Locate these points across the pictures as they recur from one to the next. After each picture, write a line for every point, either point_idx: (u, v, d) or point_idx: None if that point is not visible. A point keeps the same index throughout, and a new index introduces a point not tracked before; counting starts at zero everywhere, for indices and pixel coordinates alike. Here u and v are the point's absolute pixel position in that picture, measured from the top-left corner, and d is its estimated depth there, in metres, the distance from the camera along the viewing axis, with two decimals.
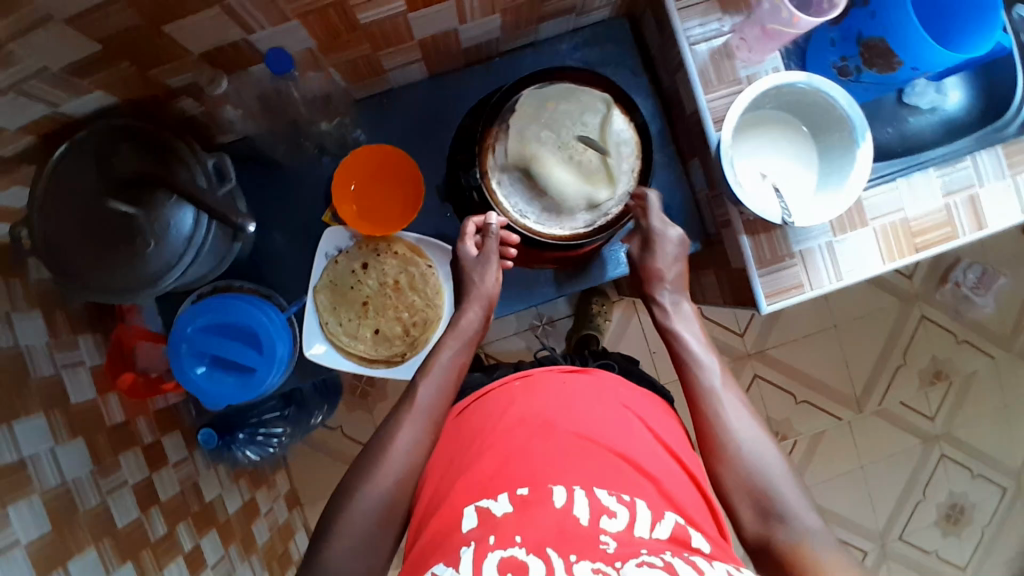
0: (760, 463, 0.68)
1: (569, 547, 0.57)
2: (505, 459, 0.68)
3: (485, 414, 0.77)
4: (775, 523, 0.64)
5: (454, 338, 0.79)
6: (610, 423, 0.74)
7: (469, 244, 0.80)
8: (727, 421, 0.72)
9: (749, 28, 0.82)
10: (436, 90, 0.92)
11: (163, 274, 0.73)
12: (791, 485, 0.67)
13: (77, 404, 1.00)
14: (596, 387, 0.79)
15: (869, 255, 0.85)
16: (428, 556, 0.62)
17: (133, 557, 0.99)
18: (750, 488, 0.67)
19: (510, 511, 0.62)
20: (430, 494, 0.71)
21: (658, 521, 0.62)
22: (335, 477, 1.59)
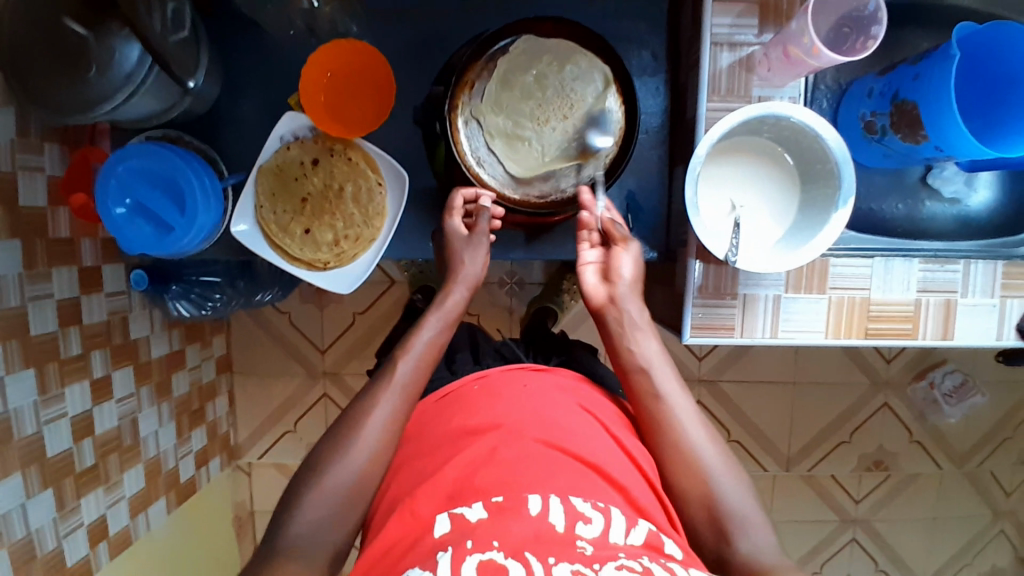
0: (720, 473, 0.67)
1: (546, 550, 0.54)
2: (472, 464, 0.64)
3: (450, 414, 0.72)
4: (735, 537, 0.64)
5: (436, 315, 0.75)
6: (574, 430, 0.68)
7: (458, 221, 0.76)
8: (681, 424, 0.70)
9: (773, 48, 0.73)
10: (445, 6, 0.86)
11: (96, 104, 0.70)
12: (745, 493, 0.67)
13: (19, 208, 1.02)
14: (560, 392, 0.74)
15: (815, 323, 0.81)
16: (399, 560, 0.59)
17: (37, 366, 1.06)
18: (706, 501, 0.66)
19: (485, 518, 0.58)
20: (397, 494, 0.67)
21: (632, 526, 0.59)
22: (271, 359, 1.60)
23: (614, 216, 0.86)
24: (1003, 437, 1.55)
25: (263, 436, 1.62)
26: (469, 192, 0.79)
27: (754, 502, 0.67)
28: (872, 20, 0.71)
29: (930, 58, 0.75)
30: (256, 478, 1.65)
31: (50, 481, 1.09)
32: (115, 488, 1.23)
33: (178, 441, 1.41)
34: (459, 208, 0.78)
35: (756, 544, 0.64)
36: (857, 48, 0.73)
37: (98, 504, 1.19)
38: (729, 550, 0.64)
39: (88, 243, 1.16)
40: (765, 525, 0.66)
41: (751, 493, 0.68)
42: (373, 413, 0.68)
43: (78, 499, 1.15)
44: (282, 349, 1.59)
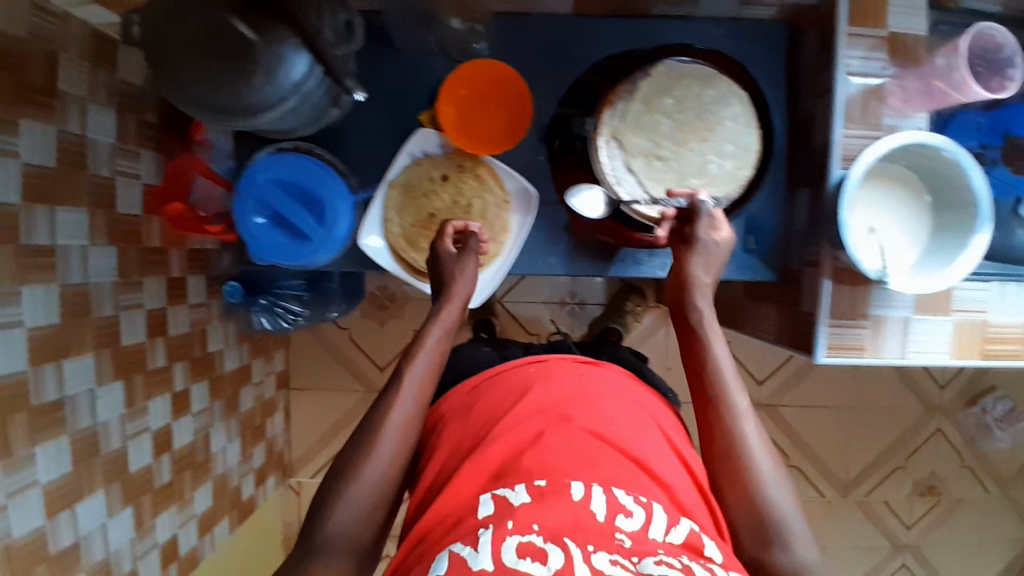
0: (776, 492, 0.67)
1: (584, 538, 0.58)
2: (520, 450, 0.69)
3: (500, 396, 0.77)
4: (776, 550, 0.65)
5: (437, 327, 0.77)
6: (619, 423, 0.72)
7: (447, 243, 0.80)
8: (744, 439, 0.69)
9: (913, 79, 0.78)
10: (573, 28, 0.88)
11: (259, 111, 0.71)
12: (797, 513, 0.67)
13: (117, 215, 1.01)
14: (612, 384, 0.79)
15: (939, 343, 0.83)
16: (442, 535, 0.64)
17: (126, 378, 1.04)
18: (756, 517, 0.66)
19: (528, 502, 0.62)
20: (445, 464, 0.74)
21: (673, 525, 0.62)
22: (328, 375, 1.59)
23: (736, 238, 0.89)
24: None
25: (319, 453, 1.60)
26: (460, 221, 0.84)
27: (805, 523, 0.67)
28: (1008, 63, 0.75)
29: None
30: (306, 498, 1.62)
31: (131, 498, 1.06)
32: (186, 506, 1.21)
33: (242, 458, 1.39)
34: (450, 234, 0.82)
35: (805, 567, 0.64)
36: (993, 86, 0.76)
37: (171, 523, 1.17)
38: (766, 558, 0.66)
39: (175, 253, 1.14)
40: (809, 539, 0.66)
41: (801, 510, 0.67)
42: (393, 409, 0.70)
43: (154, 517, 1.12)
44: (340, 365, 1.59)
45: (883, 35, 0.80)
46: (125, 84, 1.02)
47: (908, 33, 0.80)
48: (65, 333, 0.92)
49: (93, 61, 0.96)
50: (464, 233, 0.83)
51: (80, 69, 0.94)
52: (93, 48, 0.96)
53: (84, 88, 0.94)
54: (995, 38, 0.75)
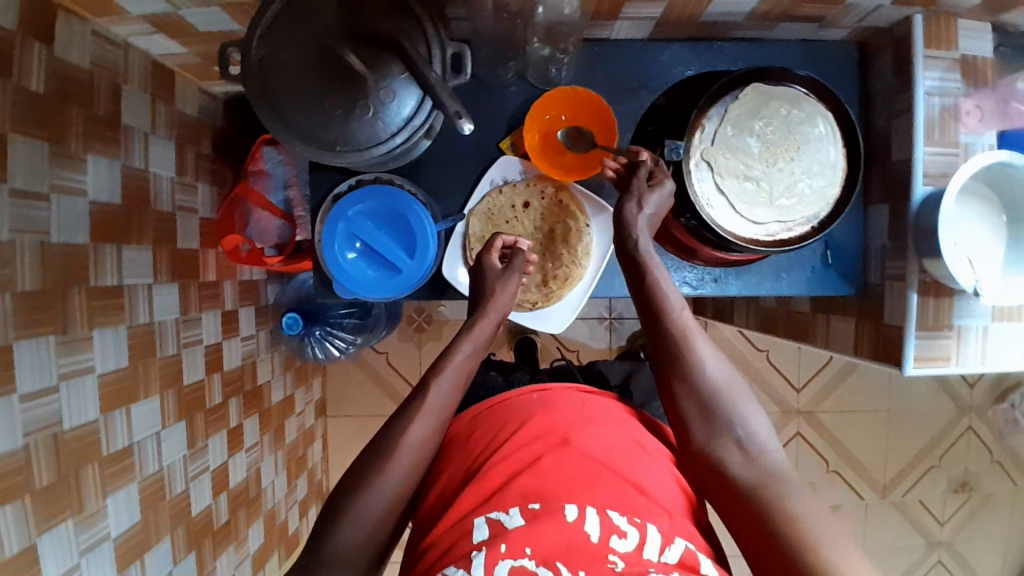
0: (726, 388, 0.72)
1: (576, 563, 0.61)
2: (519, 471, 0.69)
3: (503, 420, 0.77)
4: (729, 444, 0.69)
5: (468, 341, 0.77)
6: (618, 441, 0.73)
7: (497, 255, 0.82)
8: (699, 351, 0.73)
9: (989, 99, 0.82)
10: (651, 53, 0.89)
11: (368, 146, 0.70)
12: (754, 409, 0.72)
13: (178, 249, 0.99)
14: (611, 412, 0.78)
15: (1016, 349, 0.84)
16: (439, 558, 0.65)
17: (187, 417, 1.01)
18: (702, 401, 0.71)
19: (521, 525, 0.63)
20: (445, 490, 0.74)
21: (668, 545, 0.64)
22: (366, 401, 1.56)
23: (813, 256, 0.91)
24: None
25: None
26: (510, 236, 0.85)
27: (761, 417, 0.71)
28: None
29: None
30: None
31: (193, 542, 1.02)
32: (242, 544, 1.17)
33: (288, 491, 1.35)
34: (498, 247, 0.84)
35: (764, 459, 0.69)
36: None
37: (229, 563, 1.13)
38: (719, 452, 0.70)
39: (229, 285, 1.12)
40: (766, 431, 0.71)
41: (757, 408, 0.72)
42: (412, 429, 0.70)
43: (214, 558, 1.08)
44: (379, 389, 1.56)
45: (957, 57, 0.82)
46: (181, 114, 1.01)
47: (978, 56, 0.83)
48: (133, 375, 0.88)
49: (154, 92, 0.94)
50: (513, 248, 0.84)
51: (143, 100, 0.92)
52: (153, 78, 0.94)
53: (147, 120, 0.92)
54: None
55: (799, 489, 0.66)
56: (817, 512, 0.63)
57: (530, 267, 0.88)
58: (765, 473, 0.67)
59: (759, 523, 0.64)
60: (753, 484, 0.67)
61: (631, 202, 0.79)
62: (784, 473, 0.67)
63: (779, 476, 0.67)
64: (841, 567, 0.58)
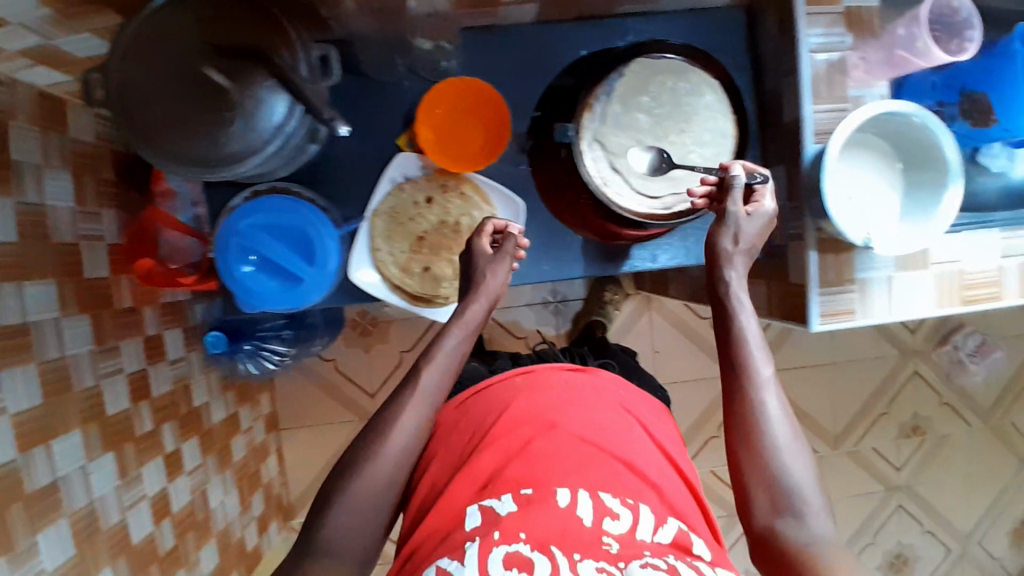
0: (787, 454, 0.67)
1: (571, 547, 0.63)
2: (506, 458, 0.72)
3: (490, 406, 0.80)
4: (788, 517, 0.65)
5: (458, 328, 0.77)
6: (605, 421, 0.77)
7: (487, 239, 0.80)
8: (764, 407, 0.69)
9: (875, 50, 0.81)
10: (540, 35, 0.88)
11: (242, 158, 0.68)
12: (812, 478, 0.67)
13: (87, 280, 0.96)
14: (597, 390, 0.82)
15: (923, 297, 0.87)
16: (433, 549, 0.68)
17: (115, 448, 0.98)
18: (765, 469, 0.67)
19: (513, 510, 0.66)
20: (437, 481, 0.77)
21: (660, 525, 0.68)
22: (318, 410, 1.55)
23: (715, 223, 0.93)
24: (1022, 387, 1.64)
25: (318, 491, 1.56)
26: (500, 219, 0.83)
27: (817, 487, 0.66)
28: (966, 25, 0.77)
29: (996, 53, 0.86)
30: None
31: (138, 570, 1.00)
32: (195, 567, 1.15)
33: (242, 509, 1.34)
34: (488, 232, 0.83)
35: (812, 523, 0.64)
36: (952, 48, 0.78)
37: None
38: (773, 523, 0.65)
39: (149, 311, 1.09)
40: (824, 510, 0.65)
41: (816, 477, 0.67)
42: (404, 413, 0.72)
43: None
44: (329, 397, 1.55)
45: (839, 10, 0.80)
46: (76, 142, 0.96)
47: (863, 7, 0.81)
48: (49, 412, 0.86)
49: (44, 125, 0.90)
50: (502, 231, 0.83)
51: (30, 133, 0.87)
52: (42, 110, 0.90)
53: (36, 153, 0.88)
54: (951, 3, 0.78)
55: (844, 563, 0.61)
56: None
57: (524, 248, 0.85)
58: (815, 546, 0.63)
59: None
60: (800, 552, 0.62)
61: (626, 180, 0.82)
62: (833, 547, 0.62)
63: (827, 549, 0.62)
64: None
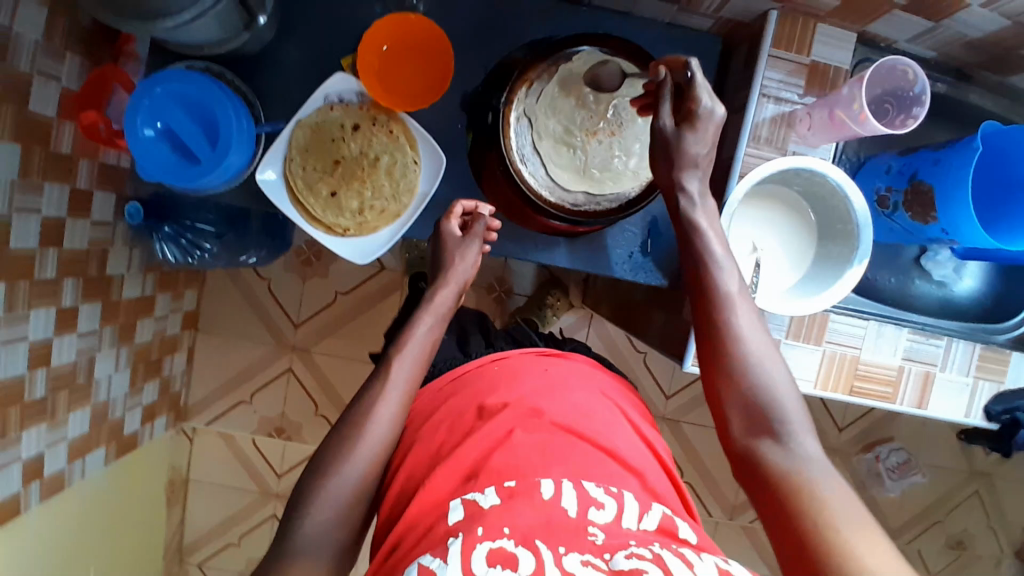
0: (772, 379, 0.65)
1: (557, 539, 0.57)
2: (489, 447, 0.67)
3: (467, 394, 0.76)
4: (766, 435, 0.63)
5: (431, 311, 0.80)
6: (587, 413, 0.74)
7: (457, 222, 0.84)
8: (738, 331, 0.68)
9: (819, 109, 0.78)
10: (513, 3, 0.88)
11: (157, 16, 0.68)
12: (794, 398, 0.65)
13: (26, 111, 0.93)
14: (574, 375, 0.80)
15: (807, 373, 0.84)
16: (414, 546, 0.61)
17: (9, 281, 0.95)
18: (742, 392, 0.65)
19: (498, 503, 0.60)
20: (413, 473, 0.70)
21: (645, 512, 0.63)
22: (241, 324, 1.55)
23: (634, 239, 0.92)
24: (934, 519, 1.59)
25: (217, 400, 1.56)
26: (469, 202, 0.87)
27: (805, 413, 0.64)
28: (915, 100, 0.72)
29: (953, 147, 0.80)
30: (197, 445, 1.57)
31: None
32: (59, 426, 1.12)
33: (130, 392, 1.33)
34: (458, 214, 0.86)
35: (793, 433, 0.62)
36: (897, 122, 0.76)
37: (39, 441, 1.08)
38: (757, 446, 0.63)
39: (85, 164, 1.08)
40: (806, 424, 0.63)
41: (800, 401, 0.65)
42: (372, 410, 0.70)
43: (22, 431, 1.03)
44: (253, 313, 1.55)
45: (804, 62, 0.81)
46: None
47: (831, 65, 0.81)
48: None
49: None
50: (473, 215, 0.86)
51: None
52: None
53: None
54: (907, 73, 0.72)
55: (831, 476, 0.59)
56: (851, 504, 0.56)
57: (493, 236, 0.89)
58: (802, 462, 0.60)
59: (789, 510, 0.57)
60: (785, 474, 0.60)
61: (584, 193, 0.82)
62: (823, 465, 0.60)
63: (814, 466, 0.60)
64: (857, 545, 0.53)
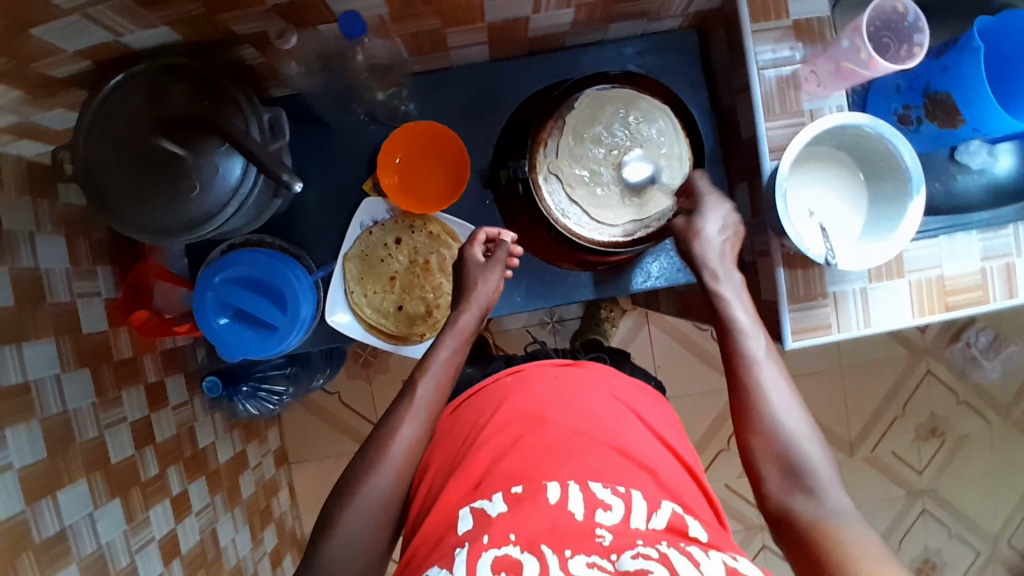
0: (802, 439, 0.69)
1: (563, 543, 0.57)
2: (500, 453, 0.69)
3: (479, 407, 0.77)
4: (802, 497, 0.67)
5: (451, 337, 0.80)
6: (602, 411, 0.75)
7: (479, 249, 0.82)
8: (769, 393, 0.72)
9: (823, 63, 0.81)
10: (495, 73, 0.91)
11: (204, 221, 0.72)
12: (825, 458, 0.68)
13: (82, 333, 0.93)
14: (590, 376, 0.80)
15: (900, 307, 0.86)
16: (427, 556, 0.63)
17: (122, 495, 0.94)
18: (774, 453, 0.69)
19: (505, 511, 0.62)
20: (434, 482, 0.73)
21: (654, 511, 0.63)
22: (326, 443, 1.58)
23: None
24: None
25: None
26: (495, 230, 0.84)
27: (834, 471, 0.68)
28: (914, 29, 0.75)
29: (954, 50, 0.80)
30: None
31: None
32: None
33: (254, 544, 1.32)
34: (480, 241, 0.84)
35: (829, 501, 0.65)
36: (902, 55, 0.77)
37: None
38: (790, 505, 0.67)
39: (149, 358, 1.07)
40: (840, 488, 0.67)
41: (828, 458, 0.69)
42: (398, 431, 0.72)
43: None
44: (333, 429, 1.58)
45: (787, 24, 0.82)
46: (66, 206, 0.92)
47: (812, 17, 0.82)
48: (53, 465, 0.83)
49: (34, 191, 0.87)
50: (494, 241, 0.84)
51: (22, 203, 0.85)
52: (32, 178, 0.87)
53: (30, 219, 0.85)
54: (897, 7, 0.76)
55: (867, 541, 0.61)
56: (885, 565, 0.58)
57: (513, 262, 0.87)
58: (836, 521, 0.64)
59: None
60: (818, 534, 0.63)
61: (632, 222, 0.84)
62: (856, 523, 0.63)
63: (850, 524, 0.63)
64: None
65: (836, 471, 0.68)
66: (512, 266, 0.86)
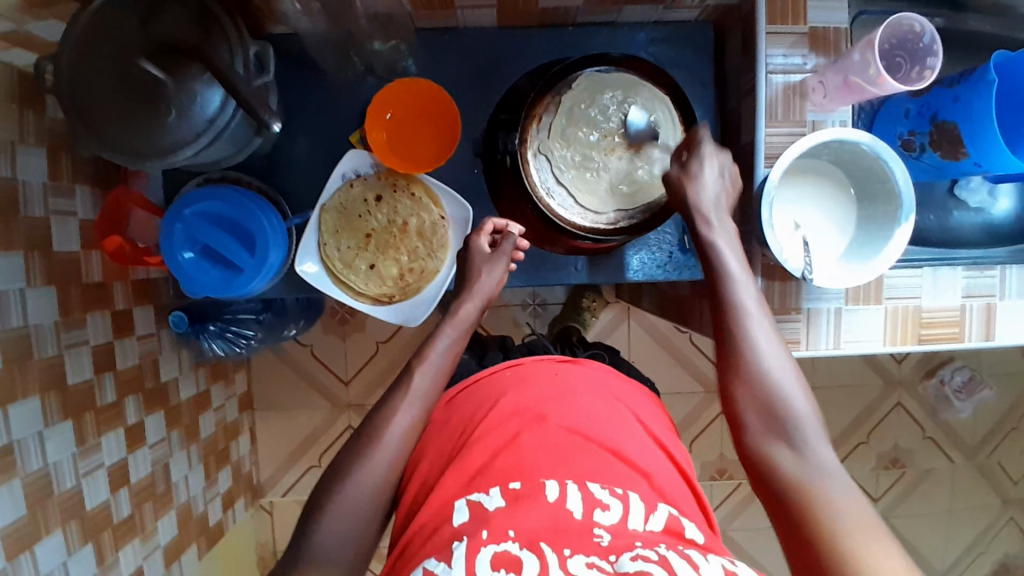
0: (788, 385, 0.67)
1: (563, 541, 0.57)
2: (497, 448, 0.67)
3: (480, 400, 0.75)
4: (783, 448, 0.65)
5: (452, 325, 0.80)
6: (598, 412, 0.72)
7: (485, 240, 0.83)
8: (755, 336, 0.70)
9: (831, 75, 0.78)
10: (501, 42, 0.89)
11: (176, 150, 0.70)
12: (810, 407, 0.67)
13: (55, 254, 0.91)
14: (586, 376, 0.78)
15: (872, 332, 0.85)
16: (422, 548, 0.62)
17: (75, 418, 0.93)
18: (760, 403, 0.67)
19: (503, 506, 0.61)
20: (428, 475, 0.72)
21: (652, 512, 0.63)
22: (293, 395, 1.58)
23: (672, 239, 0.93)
24: (1010, 428, 1.58)
25: (288, 472, 1.58)
26: (499, 220, 0.86)
27: (820, 424, 0.66)
28: (928, 52, 0.73)
29: (970, 80, 0.78)
30: (278, 517, 1.60)
31: (90, 535, 0.95)
32: (150, 537, 1.11)
33: (207, 485, 1.32)
34: (486, 231, 0.85)
35: (816, 454, 0.64)
36: (913, 76, 0.76)
37: (135, 556, 1.06)
38: (773, 456, 0.65)
39: (119, 285, 1.05)
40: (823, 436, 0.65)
41: (815, 410, 0.67)
42: (395, 420, 0.72)
43: (117, 552, 1.01)
44: (302, 382, 1.57)
45: (803, 31, 0.80)
46: (52, 120, 0.89)
47: (828, 28, 0.80)
48: (6, 378, 0.82)
49: (20, 100, 0.84)
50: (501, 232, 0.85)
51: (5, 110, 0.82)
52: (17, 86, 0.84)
53: (11, 128, 0.83)
54: (914, 28, 0.73)
55: (853, 500, 0.60)
56: (867, 538, 0.57)
57: (519, 256, 0.87)
58: (817, 476, 0.63)
59: (808, 536, 0.59)
60: (800, 490, 0.62)
61: (620, 213, 0.84)
62: (841, 477, 0.62)
63: (832, 481, 0.62)
64: None
65: (822, 424, 0.67)
66: (517, 259, 0.87)
